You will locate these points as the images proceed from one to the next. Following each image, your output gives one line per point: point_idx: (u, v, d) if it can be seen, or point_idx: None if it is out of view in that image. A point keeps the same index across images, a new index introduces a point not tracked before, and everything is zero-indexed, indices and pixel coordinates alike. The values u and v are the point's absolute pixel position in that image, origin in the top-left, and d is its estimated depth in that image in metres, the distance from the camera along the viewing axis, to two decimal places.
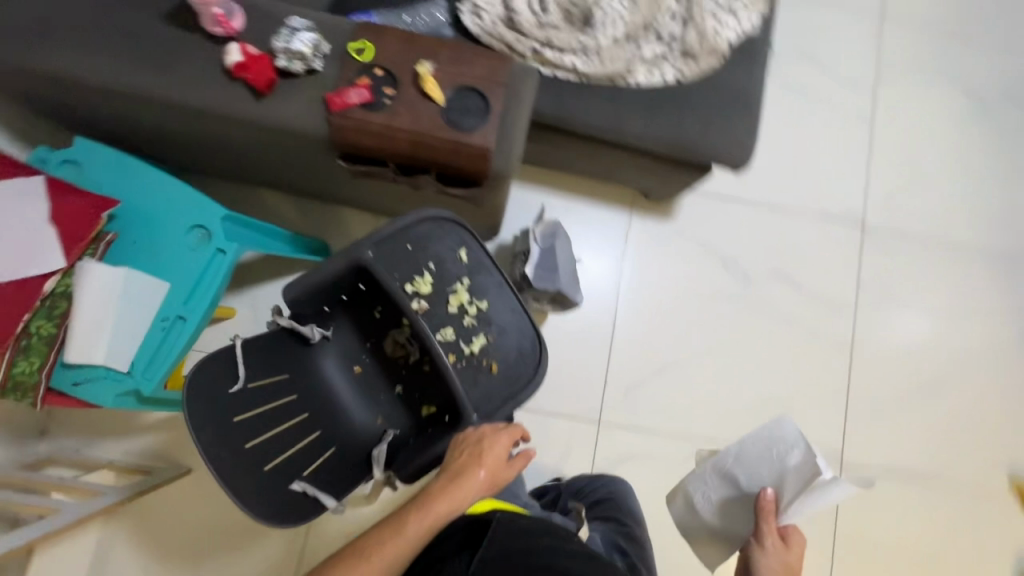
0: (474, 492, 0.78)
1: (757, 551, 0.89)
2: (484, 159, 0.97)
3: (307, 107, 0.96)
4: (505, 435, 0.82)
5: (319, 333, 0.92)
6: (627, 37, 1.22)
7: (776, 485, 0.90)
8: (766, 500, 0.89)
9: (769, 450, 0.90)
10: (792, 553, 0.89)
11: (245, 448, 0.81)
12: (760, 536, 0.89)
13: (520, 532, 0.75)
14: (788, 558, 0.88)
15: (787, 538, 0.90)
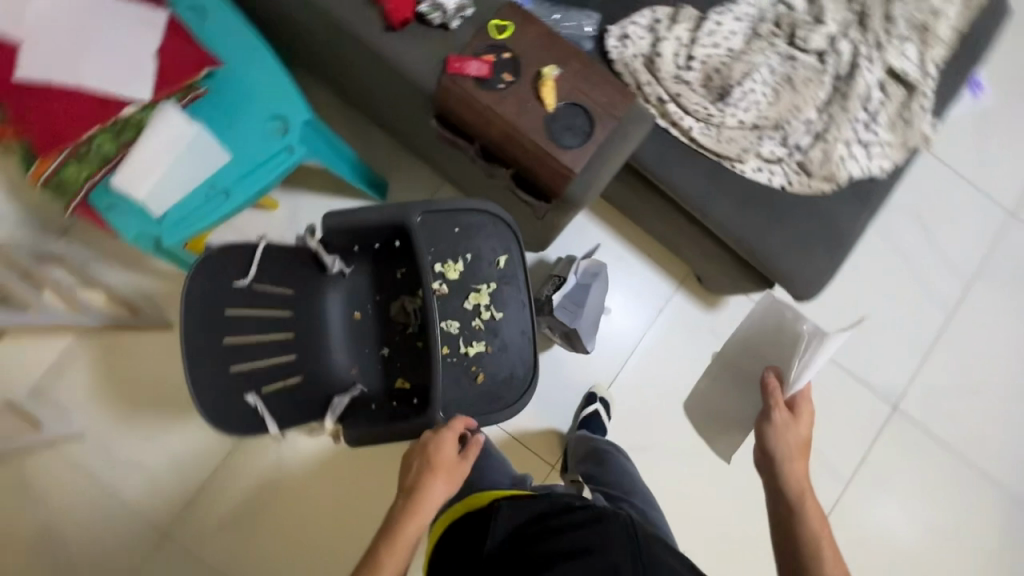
0: (438, 498, 0.76)
1: (772, 428, 0.96)
2: (563, 179, 0.95)
3: (426, 58, 0.96)
4: (448, 432, 0.79)
5: (340, 268, 0.94)
6: (753, 127, 1.18)
7: (778, 368, 1.03)
8: (770, 377, 1.01)
9: (765, 329, 1.09)
10: (803, 419, 0.97)
11: (222, 342, 0.80)
12: (767, 409, 0.98)
13: (526, 512, 0.80)
14: (800, 422, 0.96)
15: (799, 400, 0.98)
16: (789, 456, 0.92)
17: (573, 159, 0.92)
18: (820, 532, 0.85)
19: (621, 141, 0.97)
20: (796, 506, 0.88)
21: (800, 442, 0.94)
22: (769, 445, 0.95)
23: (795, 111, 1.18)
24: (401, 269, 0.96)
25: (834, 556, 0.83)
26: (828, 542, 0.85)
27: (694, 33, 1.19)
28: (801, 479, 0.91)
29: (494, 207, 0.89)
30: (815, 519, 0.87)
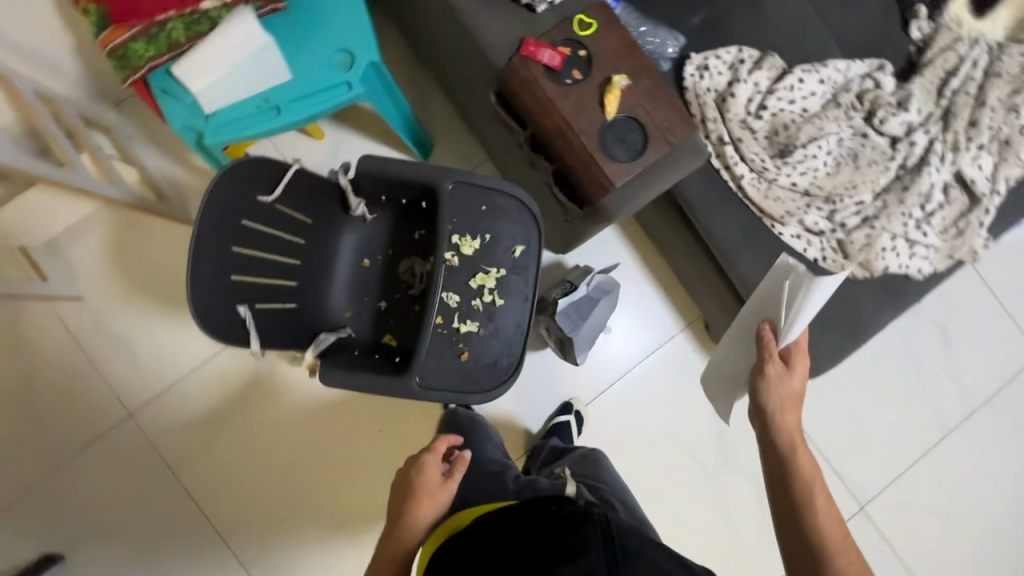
0: (422, 521, 0.83)
1: (768, 391, 0.86)
2: (601, 189, 0.94)
3: (503, 34, 0.95)
4: (432, 454, 0.88)
5: (362, 213, 0.95)
6: (804, 193, 1.15)
7: (772, 311, 0.89)
8: (764, 330, 0.87)
9: (776, 290, 0.89)
10: (797, 375, 0.87)
11: (231, 250, 0.80)
12: (760, 363, 0.87)
13: (504, 523, 0.76)
14: (795, 379, 0.87)
15: (792, 354, 0.88)
16: (794, 439, 0.85)
17: (616, 172, 0.92)
18: (836, 520, 0.80)
19: (668, 168, 0.96)
20: (807, 504, 0.80)
21: (793, 406, 0.87)
22: (766, 410, 0.86)
23: (851, 189, 1.15)
24: (420, 231, 0.97)
25: (850, 546, 0.78)
26: (838, 530, 0.79)
27: (774, 83, 1.16)
28: (810, 461, 0.83)
29: (526, 197, 0.89)
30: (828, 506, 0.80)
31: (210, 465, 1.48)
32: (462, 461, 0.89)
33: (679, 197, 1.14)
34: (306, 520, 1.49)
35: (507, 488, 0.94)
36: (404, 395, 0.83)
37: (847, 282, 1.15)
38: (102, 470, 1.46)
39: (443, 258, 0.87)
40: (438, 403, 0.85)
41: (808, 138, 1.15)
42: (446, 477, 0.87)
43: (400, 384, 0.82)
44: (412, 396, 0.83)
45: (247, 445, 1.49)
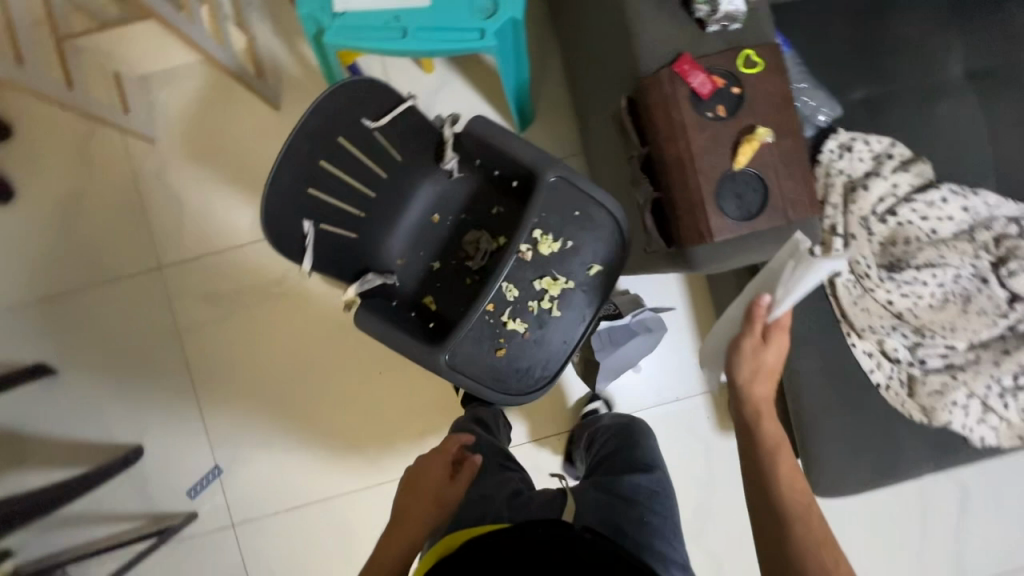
0: (423, 517, 0.84)
1: (744, 362, 0.79)
2: (698, 238, 0.88)
3: (662, 41, 0.88)
4: (439, 456, 0.91)
5: (451, 170, 0.91)
6: (896, 315, 1.07)
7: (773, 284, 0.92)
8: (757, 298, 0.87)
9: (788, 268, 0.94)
10: (776, 348, 0.79)
11: (318, 161, 0.78)
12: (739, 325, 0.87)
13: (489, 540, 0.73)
14: (768, 347, 0.79)
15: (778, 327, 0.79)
16: (765, 413, 0.80)
17: (720, 226, 0.86)
18: (812, 512, 0.75)
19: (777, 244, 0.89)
20: (782, 491, 0.76)
21: (769, 378, 0.80)
22: (744, 383, 0.80)
23: (946, 330, 1.06)
24: (498, 207, 0.93)
25: (830, 546, 0.73)
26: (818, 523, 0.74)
27: (914, 192, 1.06)
28: (786, 448, 0.79)
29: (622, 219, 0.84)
30: (807, 497, 0.76)
31: (225, 338, 1.55)
32: (470, 466, 0.90)
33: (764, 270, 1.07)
34: (291, 418, 1.56)
35: (501, 513, 0.93)
36: (431, 368, 0.81)
37: (899, 420, 1.08)
38: (124, 305, 1.54)
39: (518, 249, 0.83)
40: (458, 387, 0.84)
41: (926, 261, 1.05)
42: (452, 479, 0.89)
43: (431, 355, 0.81)
44: (437, 371, 0.81)
45: (264, 334, 1.55)
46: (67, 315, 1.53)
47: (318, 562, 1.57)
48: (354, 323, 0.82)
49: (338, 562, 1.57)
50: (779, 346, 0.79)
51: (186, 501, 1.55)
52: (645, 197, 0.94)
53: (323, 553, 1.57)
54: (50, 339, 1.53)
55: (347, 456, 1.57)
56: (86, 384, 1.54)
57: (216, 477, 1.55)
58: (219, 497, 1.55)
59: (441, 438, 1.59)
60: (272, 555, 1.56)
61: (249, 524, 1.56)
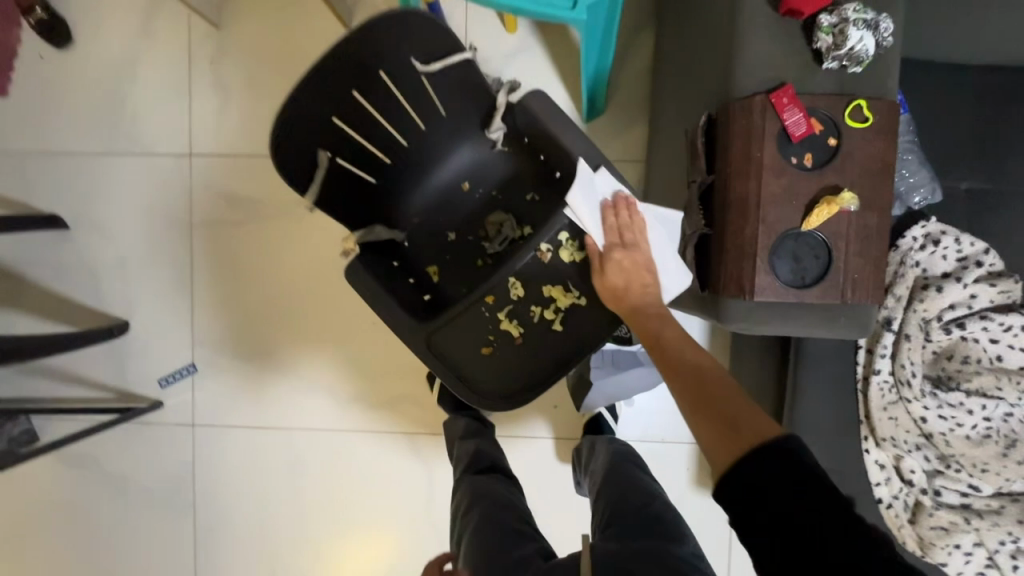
0: None
1: (607, 288, 0.76)
2: (735, 291, 0.78)
3: (766, 63, 0.77)
4: None
5: (495, 140, 0.83)
6: (925, 434, 0.96)
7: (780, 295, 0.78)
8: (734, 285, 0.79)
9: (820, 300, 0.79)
10: (637, 248, 0.77)
11: (352, 90, 0.71)
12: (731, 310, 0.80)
13: None
14: (621, 264, 0.76)
15: (625, 228, 0.77)
16: (649, 313, 0.75)
17: (765, 286, 0.76)
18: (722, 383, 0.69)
19: (820, 324, 0.79)
20: (684, 375, 0.71)
21: (643, 289, 0.76)
22: (619, 299, 0.76)
23: (976, 468, 0.95)
24: (533, 195, 0.86)
25: (747, 407, 0.66)
26: (734, 392, 0.68)
27: (992, 310, 0.94)
28: (684, 344, 0.74)
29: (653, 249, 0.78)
30: (716, 375, 0.70)
31: (234, 244, 1.53)
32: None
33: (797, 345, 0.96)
34: (276, 341, 1.54)
35: None
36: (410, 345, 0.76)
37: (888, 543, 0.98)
38: (148, 183, 1.52)
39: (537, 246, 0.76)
40: (432, 371, 0.78)
41: (979, 389, 0.94)
42: None
43: (416, 329, 0.76)
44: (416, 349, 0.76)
45: (272, 250, 1.53)
46: (92, 177, 1.53)
47: (265, 485, 1.57)
48: (346, 273, 0.76)
49: (283, 491, 1.56)
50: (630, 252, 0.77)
51: (156, 389, 1.56)
52: (692, 229, 0.85)
53: (271, 478, 1.56)
54: (72, 196, 1.54)
55: (318, 393, 1.55)
56: (93, 250, 1.54)
57: (190, 375, 1.55)
58: (188, 395, 1.56)
59: (413, 406, 1.54)
60: (222, 465, 1.56)
61: (209, 430, 1.56)
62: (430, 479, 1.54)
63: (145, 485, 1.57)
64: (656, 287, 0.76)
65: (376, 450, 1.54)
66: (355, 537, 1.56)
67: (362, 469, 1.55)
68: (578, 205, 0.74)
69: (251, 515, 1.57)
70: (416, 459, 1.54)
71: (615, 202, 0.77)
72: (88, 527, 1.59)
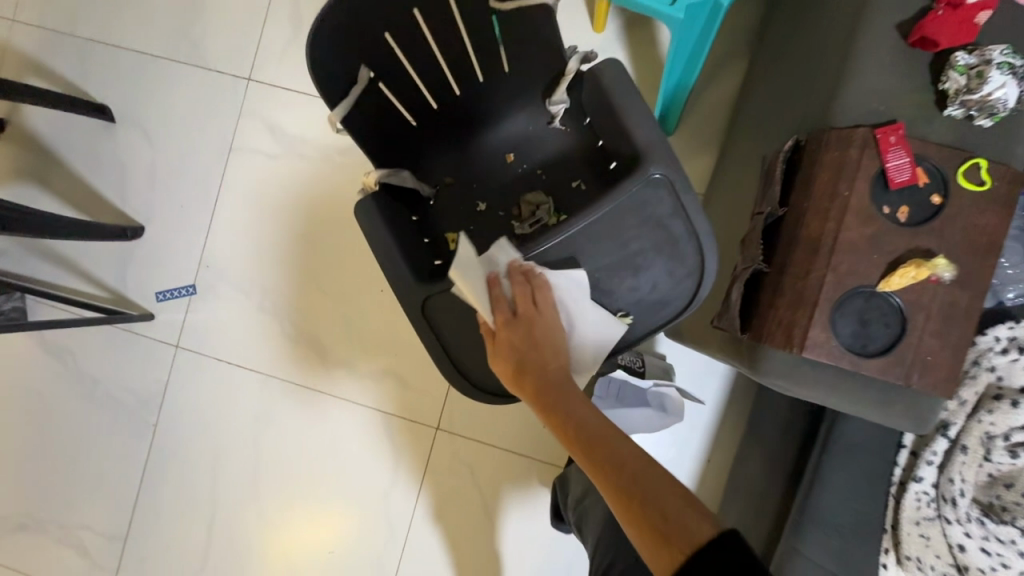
0: None
1: (501, 369, 0.64)
2: (783, 339, 0.68)
3: (879, 95, 0.67)
4: None
5: (555, 114, 0.76)
6: (960, 568, 0.81)
7: (835, 364, 0.66)
8: (781, 336, 0.68)
9: (880, 386, 0.67)
10: (537, 313, 0.64)
11: (413, 11, 0.63)
12: (773, 367, 0.69)
13: None
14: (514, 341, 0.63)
15: (524, 296, 0.65)
16: (552, 392, 0.63)
17: (819, 343, 0.66)
18: (640, 474, 0.57)
19: (869, 404, 0.68)
20: (596, 459, 0.60)
21: (541, 362, 0.64)
22: (516, 379, 0.64)
23: None
24: (580, 183, 0.78)
25: (674, 504, 0.55)
26: (656, 485, 0.56)
27: None
28: (592, 419, 0.62)
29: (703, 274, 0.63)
30: (631, 462, 0.59)
31: (267, 177, 1.50)
32: None
33: (829, 422, 0.87)
34: (282, 284, 1.49)
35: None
36: (407, 311, 0.68)
37: None
38: (199, 96, 1.51)
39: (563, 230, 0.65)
40: (424, 344, 0.69)
41: None
42: None
43: (415, 292, 0.67)
44: (413, 318, 0.68)
45: (301, 191, 1.49)
46: (151, 79, 1.52)
47: (229, 427, 1.50)
48: (357, 214, 0.68)
49: (245, 438, 1.49)
50: (534, 322, 0.64)
51: (151, 301, 1.52)
52: (747, 262, 0.75)
53: (237, 422, 1.50)
54: (126, 92, 1.53)
55: (306, 347, 1.48)
56: (132, 150, 1.54)
57: (187, 295, 1.51)
58: (179, 315, 1.51)
59: (396, 386, 1.45)
60: (193, 395, 1.51)
61: (190, 356, 1.51)
62: (394, 468, 1.44)
63: (113, 395, 1.53)
64: (558, 359, 0.65)
65: (348, 421, 1.46)
66: (304, 506, 1.47)
67: (328, 436, 1.47)
68: (462, 274, 0.61)
69: (208, 454, 1.50)
70: (385, 442, 1.45)
71: (511, 271, 0.66)
72: (48, 422, 1.55)
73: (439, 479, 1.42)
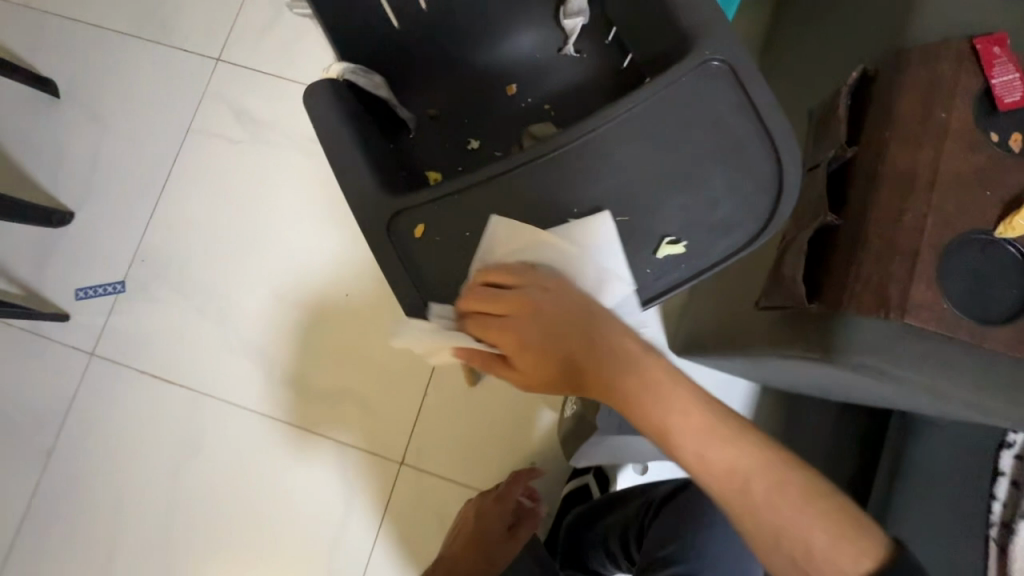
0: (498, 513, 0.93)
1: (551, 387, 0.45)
2: (872, 302, 0.51)
3: (969, 6, 0.55)
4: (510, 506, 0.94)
5: (568, 33, 0.62)
6: None
7: (941, 334, 0.49)
8: (867, 298, 0.51)
9: (1001, 373, 0.49)
10: (525, 294, 0.44)
11: None
12: (856, 344, 0.51)
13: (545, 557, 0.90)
14: (529, 350, 0.44)
15: (488, 293, 0.45)
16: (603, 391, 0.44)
17: (923, 303, 0.49)
18: (758, 481, 0.42)
19: (1002, 399, 0.48)
20: (716, 472, 0.43)
21: (581, 348, 0.43)
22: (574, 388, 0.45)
23: None
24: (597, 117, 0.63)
25: (808, 517, 0.42)
26: (783, 499, 0.42)
27: None
28: (676, 410, 0.43)
29: (783, 196, 0.46)
30: (740, 466, 0.43)
31: (226, 163, 1.32)
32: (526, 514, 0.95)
33: (893, 452, 0.69)
34: (229, 283, 1.27)
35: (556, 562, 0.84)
36: (365, 230, 0.47)
37: None
38: (160, 76, 1.36)
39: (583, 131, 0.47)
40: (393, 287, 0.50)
41: None
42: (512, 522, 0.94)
43: (379, 202, 0.48)
44: (374, 241, 0.48)
45: (262, 179, 1.31)
46: (107, 55, 1.37)
47: (143, 458, 1.21)
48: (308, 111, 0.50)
49: (163, 472, 1.21)
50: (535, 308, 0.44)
51: (69, 299, 1.28)
52: (807, 216, 0.59)
53: (155, 450, 1.22)
54: (77, 68, 1.38)
55: (250, 359, 1.24)
56: (74, 129, 1.35)
57: (113, 293, 1.28)
58: (100, 318, 1.27)
59: (355, 410, 1.21)
60: (103, 416, 1.23)
61: (108, 367, 1.25)
62: (345, 515, 1.16)
63: (4, 412, 1.24)
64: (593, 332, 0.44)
65: (293, 452, 1.20)
66: (229, 561, 1.17)
67: (267, 470, 1.20)
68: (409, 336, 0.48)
69: (113, 492, 1.20)
70: (337, 479, 1.18)
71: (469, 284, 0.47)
72: None
73: (400, 528, 1.15)
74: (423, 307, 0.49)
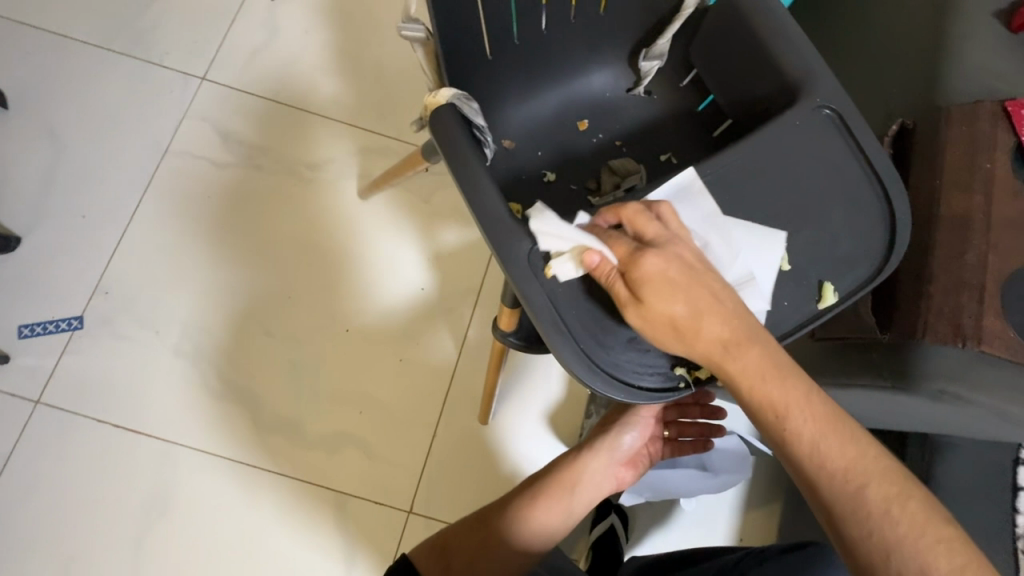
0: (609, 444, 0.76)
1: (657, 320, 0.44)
2: (945, 330, 0.56)
3: (991, 74, 0.64)
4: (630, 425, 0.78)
5: (643, 75, 0.64)
6: None
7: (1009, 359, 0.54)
8: (942, 328, 0.56)
9: None
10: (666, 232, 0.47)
11: None
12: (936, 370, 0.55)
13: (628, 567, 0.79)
14: (657, 272, 0.44)
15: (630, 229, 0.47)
16: (707, 342, 0.44)
17: (993, 332, 0.54)
18: (864, 480, 0.43)
19: None
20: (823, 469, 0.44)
21: (714, 291, 0.45)
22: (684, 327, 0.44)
23: None
24: (670, 156, 0.64)
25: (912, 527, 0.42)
26: (893, 502, 0.42)
27: None
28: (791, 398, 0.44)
29: (897, 230, 0.50)
30: (841, 462, 0.43)
31: (210, 184, 1.22)
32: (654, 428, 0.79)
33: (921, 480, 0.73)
34: (211, 317, 1.15)
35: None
36: (506, 254, 0.48)
37: None
38: (132, 91, 1.24)
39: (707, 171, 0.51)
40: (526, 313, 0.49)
41: None
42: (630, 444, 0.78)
43: (516, 230, 0.50)
44: (511, 265, 0.49)
45: (251, 204, 1.21)
46: (68, 66, 1.24)
47: (98, 527, 1.04)
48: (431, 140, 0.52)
49: (122, 539, 1.04)
50: (679, 254, 0.45)
51: (9, 337, 1.10)
52: None
53: (113, 510, 1.05)
54: (30, 77, 1.23)
55: (236, 400, 1.12)
56: (23, 144, 1.20)
57: (68, 329, 1.12)
58: (50, 359, 1.10)
59: (357, 452, 1.11)
60: (51, 477, 1.05)
61: (56, 417, 1.07)
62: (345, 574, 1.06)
63: None
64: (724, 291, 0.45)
65: (283, 508, 1.08)
66: None
67: (253, 525, 1.07)
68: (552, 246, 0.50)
69: (59, 569, 1.02)
70: (334, 534, 1.07)
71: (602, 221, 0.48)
72: None
73: None
74: (561, 330, 0.49)
